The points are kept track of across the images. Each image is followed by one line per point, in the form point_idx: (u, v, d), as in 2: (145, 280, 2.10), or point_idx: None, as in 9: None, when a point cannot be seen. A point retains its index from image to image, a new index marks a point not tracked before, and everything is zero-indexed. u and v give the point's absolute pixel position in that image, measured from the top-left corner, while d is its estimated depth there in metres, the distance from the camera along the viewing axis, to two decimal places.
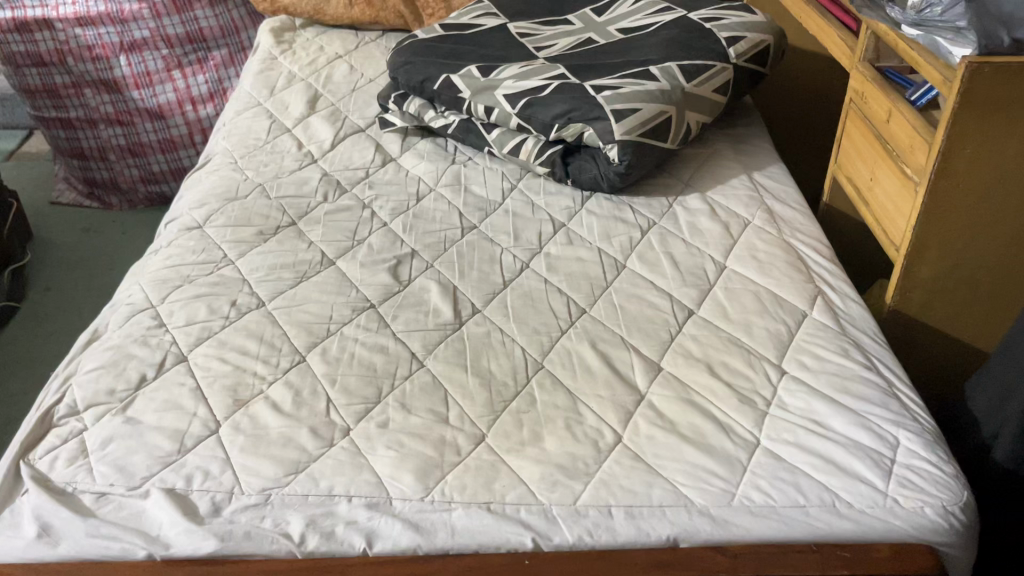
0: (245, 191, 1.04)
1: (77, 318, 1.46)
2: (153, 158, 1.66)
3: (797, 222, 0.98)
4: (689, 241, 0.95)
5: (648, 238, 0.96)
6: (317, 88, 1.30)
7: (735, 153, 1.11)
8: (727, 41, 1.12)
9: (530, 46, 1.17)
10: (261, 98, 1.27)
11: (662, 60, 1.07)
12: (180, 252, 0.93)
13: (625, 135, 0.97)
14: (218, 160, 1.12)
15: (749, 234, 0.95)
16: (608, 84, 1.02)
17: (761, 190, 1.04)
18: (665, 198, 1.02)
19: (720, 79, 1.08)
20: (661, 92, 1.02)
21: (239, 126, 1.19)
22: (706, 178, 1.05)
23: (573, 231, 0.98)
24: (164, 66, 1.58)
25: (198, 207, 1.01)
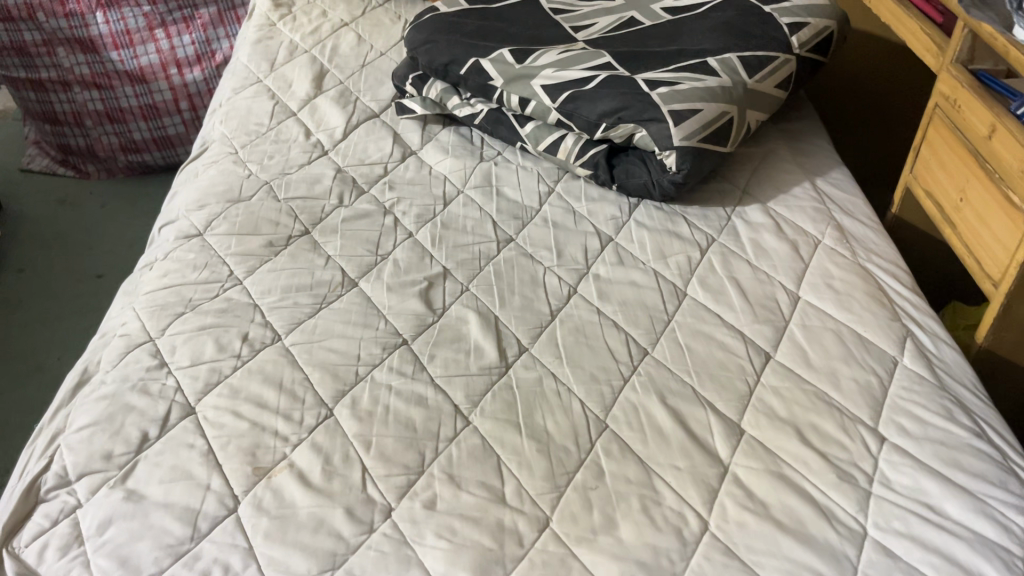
0: (250, 191, 0.92)
1: (54, 305, 1.33)
2: (134, 125, 1.51)
3: (872, 241, 0.88)
4: (755, 263, 0.85)
5: (708, 259, 0.85)
6: (323, 62, 1.17)
7: (794, 154, 1.00)
8: (789, 28, 1.00)
9: (567, 25, 1.05)
10: (261, 73, 1.13)
11: (721, 50, 0.95)
12: (179, 269, 0.82)
13: (684, 140, 0.86)
14: (217, 149, 1.00)
15: (821, 257, 0.85)
16: (662, 78, 0.91)
17: (827, 202, 0.93)
18: (721, 207, 0.92)
19: (783, 72, 0.97)
20: (722, 90, 0.90)
21: (238, 108, 1.06)
22: (765, 185, 0.95)
23: (622, 248, 0.87)
24: (146, 24, 1.44)
25: (197, 209, 0.90)
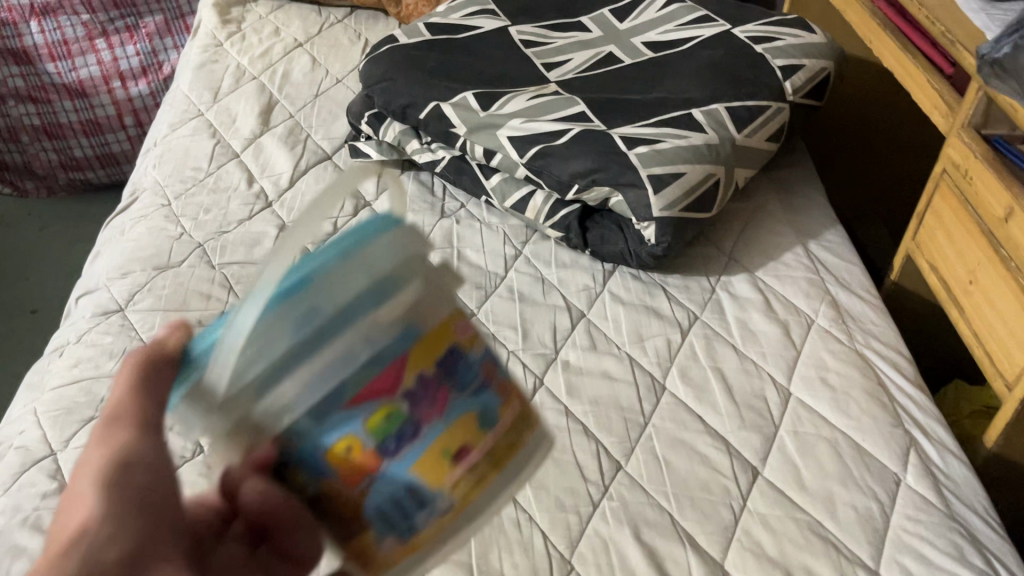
0: (180, 255, 0.82)
1: None
2: (74, 142, 1.40)
3: (870, 320, 0.80)
4: (742, 350, 0.76)
5: (690, 344, 0.77)
6: (273, 92, 1.06)
7: (785, 210, 0.91)
8: (782, 71, 0.90)
9: (539, 62, 0.95)
10: (202, 104, 1.03)
11: (708, 100, 0.85)
12: (93, 357, 0.72)
13: (665, 210, 0.77)
14: (147, 199, 0.90)
15: (815, 343, 0.77)
16: (642, 134, 0.81)
17: (821, 270, 0.85)
18: (705, 277, 0.83)
19: (776, 124, 0.87)
20: (708, 149, 0.81)
21: (173, 148, 0.96)
22: (754, 249, 0.86)
23: (595, 326, 0.78)
24: (85, 34, 1.33)
25: (119, 278, 0.80)
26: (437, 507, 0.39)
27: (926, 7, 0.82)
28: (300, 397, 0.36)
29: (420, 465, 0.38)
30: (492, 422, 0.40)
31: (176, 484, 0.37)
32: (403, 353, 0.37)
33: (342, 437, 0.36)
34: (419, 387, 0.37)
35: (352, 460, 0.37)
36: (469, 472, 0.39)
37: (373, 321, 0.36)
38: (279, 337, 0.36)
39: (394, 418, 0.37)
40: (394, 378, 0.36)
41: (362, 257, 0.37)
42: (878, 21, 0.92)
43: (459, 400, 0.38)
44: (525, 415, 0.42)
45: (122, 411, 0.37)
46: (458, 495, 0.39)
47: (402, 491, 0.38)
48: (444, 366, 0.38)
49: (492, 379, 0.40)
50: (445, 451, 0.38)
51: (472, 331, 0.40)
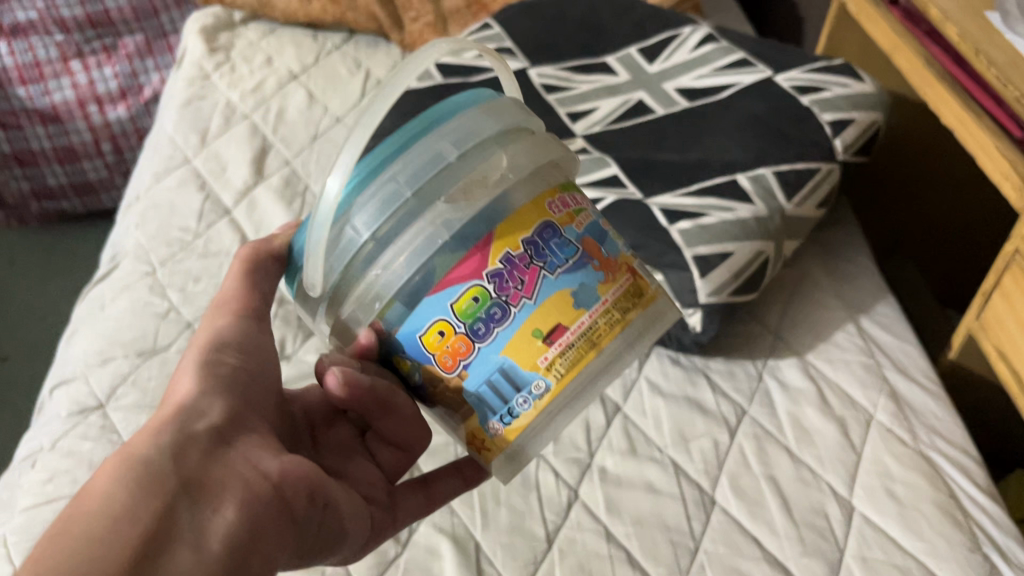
0: (167, 337, 0.74)
1: None
2: (47, 169, 1.31)
3: (933, 414, 0.72)
4: (797, 453, 0.69)
5: (740, 445, 0.69)
6: (266, 134, 0.97)
7: (832, 278, 0.84)
8: (832, 126, 0.82)
9: (561, 111, 0.87)
10: (189, 149, 0.94)
11: (753, 163, 0.77)
12: (70, 469, 0.64)
13: (712, 296, 0.70)
14: (129, 266, 0.81)
15: (877, 445, 0.69)
16: (684, 205, 0.73)
17: (876, 352, 0.77)
18: (750, 361, 0.76)
19: (825, 187, 0.80)
20: (757, 223, 0.73)
21: (158, 204, 0.87)
22: (801, 327, 0.79)
23: (633, 423, 0.71)
24: (58, 55, 1.23)
25: (100, 365, 0.71)
26: (536, 386, 0.46)
27: (998, 67, 0.74)
28: (399, 273, 0.47)
29: (511, 347, 0.45)
30: (591, 301, 0.47)
31: (272, 368, 0.52)
32: (486, 236, 0.45)
33: (437, 320, 0.45)
34: (506, 270, 0.45)
35: (448, 345, 0.46)
36: (563, 354, 0.46)
37: (446, 205, 0.47)
38: (371, 210, 0.48)
39: (481, 300, 0.45)
40: (479, 264, 0.45)
41: (449, 155, 0.48)
42: (933, 72, 0.83)
43: (552, 280, 0.46)
44: (635, 292, 0.49)
45: (240, 300, 0.53)
46: (553, 375, 0.46)
47: (499, 372, 0.46)
48: (536, 248, 0.46)
49: (596, 258, 0.48)
50: (538, 331, 0.45)
51: (577, 205, 0.49)
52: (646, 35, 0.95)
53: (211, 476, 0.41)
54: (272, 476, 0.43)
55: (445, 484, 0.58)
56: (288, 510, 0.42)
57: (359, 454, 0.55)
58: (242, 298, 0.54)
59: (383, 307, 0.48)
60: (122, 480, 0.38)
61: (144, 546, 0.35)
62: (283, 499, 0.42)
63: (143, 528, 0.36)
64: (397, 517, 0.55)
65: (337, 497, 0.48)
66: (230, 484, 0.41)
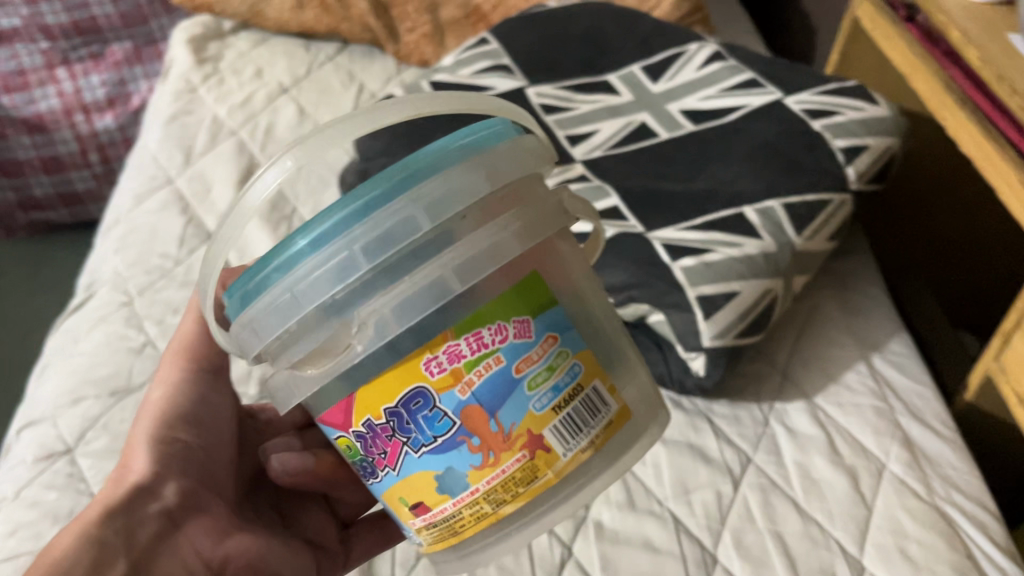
0: (142, 374, 0.70)
1: None
2: (34, 180, 1.27)
3: (950, 464, 0.68)
4: (805, 507, 0.65)
5: (744, 498, 0.65)
6: (253, 151, 0.93)
7: (844, 313, 0.80)
8: (845, 153, 0.78)
9: (560, 135, 0.83)
10: (173, 169, 0.90)
11: (760, 195, 0.73)
12: (34, 522, 0.60)
13: (716, 339, 0.66)
14: (106, 295, 0.78)
15: (890, 499, 0.65)
16: (687, 240, 0.70)
17: (889, 395, 0.73)
18: (756, 405, 0.72)
19: (837, 220, 0.75)
20: (765, 259, 0.69)
21: (139, 228, 0.84)
22: (811, 366, 0.75)
23: (631, 473, 0.67)
24: (44, 63, 1.20)
25: (71, 406, 0.68)
26: (414, 537, 0.47)
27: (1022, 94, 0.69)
28: (319, 374, 0.42)
29: (388, 496, 0.45)
30: (460, 488, 0.43)
31: (224, 426, 0.57)
32: (350, 396, 0.41)
33: (334, 442, 0.45)
34: (369, 434, 0.42)
35: (351, 464, 0.46)
36: (430, 525, 0.45)
37: (384, 318, 0.40)
38: (299, 299, 0.39)
39: (354, 450, 0.44)
40: (345, 420, 0.42)
41: (364, 263, 0.39)
42: (955, 96, 0.79)
43: (416, 457, 0.42)
44: (548, 463, 0.44)
45: (194, 349, 0.58)
46: (424, 537, 0.46)
47: (387, 506, 0.46)
48: (398, 422, 0.41)
49: (479, 434, 0.41)
50: (403, 499, 0.44)
51: (488, 347, 0.40)
52: (650, 52, 0.91)
53: (151, 550, 0.47)
54: (213, 564, 0.48)
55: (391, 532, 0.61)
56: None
57: (314, 504, 0.61)
58: (198, 344, 0.58)
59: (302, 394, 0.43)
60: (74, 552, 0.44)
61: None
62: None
63: None
64: (347, 565, 0.59)
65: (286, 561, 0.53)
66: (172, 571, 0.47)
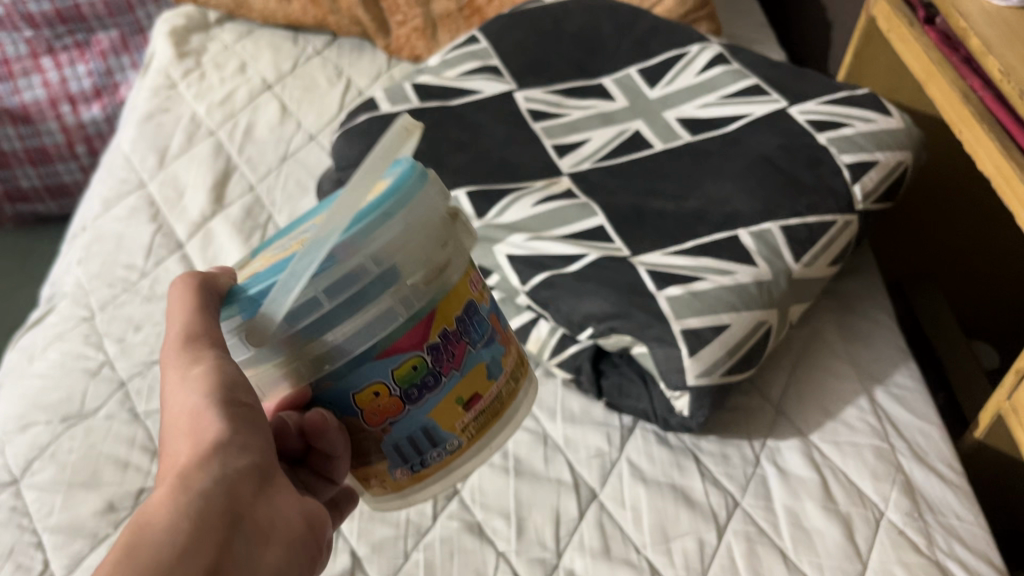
0: (96, 399, 0.67)
1: None
2: (19, 171, 1.25)
3: (953, 513, 0.64)
4: (793, 558, 0.60)
5: (728, 547, 0.61)
6: (231, 153, 0.89)
7: (845, 341, 0.75)
8: (851, 169, 0.72)
9: (547, 142, 0.78)
10: (146, 172, 0.87)
11: (756, 217, 0.68)
12: None
13: (702, 377, 0.61)
14: (66, 309, 0.74)
15: (885, 551, 0.61)
16: (676, 266, 0.65)
17: (890, 433, 0.68)
18: (747, 442, 0.67)
19: (841, 242, 0.70)
20: (759, 288, 0.64)
21: (105, 237, 0.80)
22: (807, 400, 0.70)
23: (609, 515, 0.63)
24: (28, 51, 1.18)
25: (19, 431, 0.65)
26: (448, 446, 0.42)
27: None
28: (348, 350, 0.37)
29: (437, 412, 0.40)
30: (500, 372, 0.43)
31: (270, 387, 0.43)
32: (432, 310, 0.38)
33: (373, 382, 0.39)
34: (443, 343, 0.39)
35: (379, 405, 0.39)
36: (476, 419, 0.42)
37: (402, 293, 0.37)
38: (312, 300, 0.36)
39: (419, 369, 0.39)
40: (422, 335, 0.38)
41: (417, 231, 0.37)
42: (972, 111, 0.73)
43: (475, 353, 0.41)
44: (520, 363, 0.45)
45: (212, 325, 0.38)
46: (465, 436, 0.42)
47: (420, 432, 0.41)
48: (465, 324, 0.40)
49: (499, 330, 0.43)
50: (460, 398, 0.41)
51: (483, 279, 0.43)
52: (649, 54, 0.86)
53: (270, 458, 0.35)
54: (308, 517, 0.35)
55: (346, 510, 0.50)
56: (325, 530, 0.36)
57: (297, 489, 0.45)
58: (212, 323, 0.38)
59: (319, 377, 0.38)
60: (200, 477, 0.32)
61: (224, 556, 0.30)
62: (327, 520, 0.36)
63: None
64: None
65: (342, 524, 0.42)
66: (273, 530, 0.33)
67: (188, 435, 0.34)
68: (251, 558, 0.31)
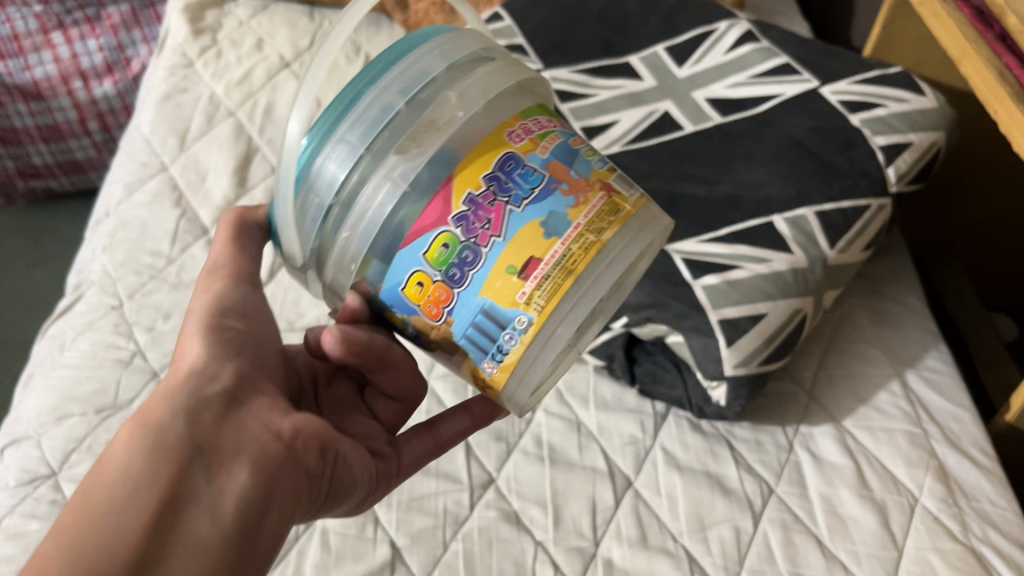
0: (129, 390, 0.67)
1: None
2: (32, 147, 1.25)
3: (987, 499, 0.64)
4: (829, 546, 0.61)
5: (764, 535, 0.61)
6: (251, 134, 0.88)
7: (875, 326, 0.75)
8: (885, 151, 0.71)
9: (575, 125, 0.77)
10: (166, 155, 0.86)
11: (792, 202, 0.67)
12: (13, 557, 0.57)
13: (739, 367, 0.61)
14: (94, 298, 0.74)
15: (921, 538, 0.61)
16: (712, 254, 0.64)
17: (923, 418, 0.68)
18: (779, 429, 0.68)
19: (875, 227, 0.69)
20: (795, 276, 0.64)
21: (130, 223, 0.79)
22: (839, 386, 0.70)
23: (645, 503, 0.63)
24: (38, 27, 1.15)
25: (55, 424, 0.64)
26: (519, 325, 0.38)
27: None
28: (365, 232, 0.41)
29: (490, 287, 0.38)
30: (565, 226, 0.38)
31: (272, 328, 0.48)
32: (446, 176, 0.38)
33: (414, 272, 0.39)
34: (471, 210, 0.38)
35: (429, 294, 0.39)
36: (542, 287, 0.37)
37: (402, 154, 0.40)
38: (347, 145, 0.40)
39: (453, 246, 0.38)
40: (442, 207, 0.38)
41: (398, 104, 0.40)
42: (1007, 90, 0.72)
43: (520, 213, 0.38)
44: (616, 209, 0.39)
45: (229, 265, 0.48)
46: (534, 310, 0.37)
47: (480, 315, 0.38)
48: (498, 181, 0.38)
49: (565, 180, 0.39)
50: (512, 267, 0.37)
51: (543, 128, 0.41)
52: (676, 31, 0.84)
53: (243, 387, 0.42)
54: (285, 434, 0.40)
55: (453, 420, 0.54)
56: (296, 460, 0.40)
57: (356, 411, 0.52)
58: (227, 265, 0.48)
59: (360, 266, 0.42)
60: (158, 414, 0.38)
61: (162, 508, 0.33)
62: (294, 454, 0.40)
63: (158, 500, 0.34)
64: (404, 468, 0.51)
65: (348, 449, 0.45)
66: (244, 447, 0.38)
67: (173, 372, 0.42)
68: (219, 472, 0.37)
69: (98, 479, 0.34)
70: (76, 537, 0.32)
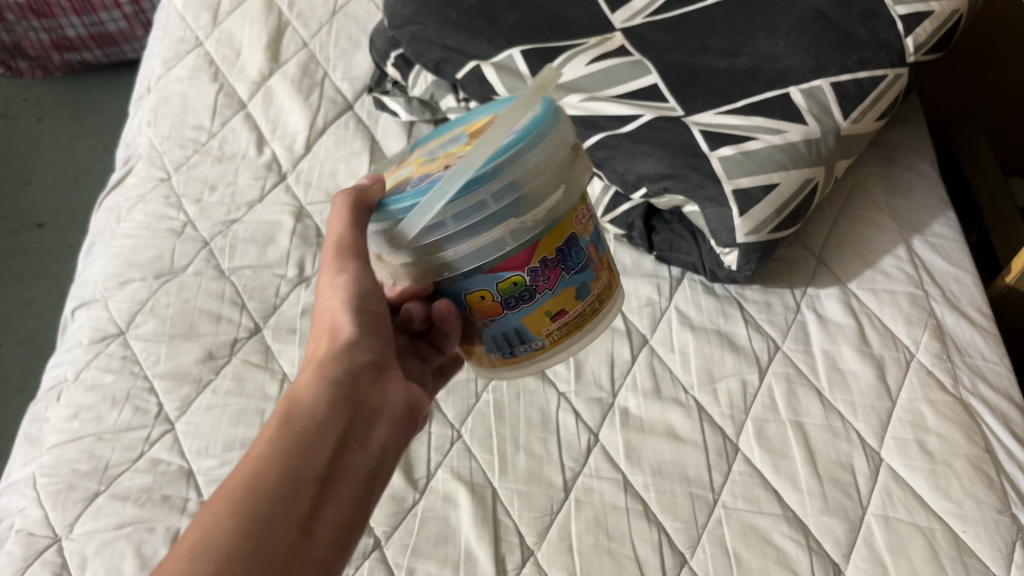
0: (184, 257, 0.72)
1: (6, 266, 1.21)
2: (64, 20, 1.28)
3: (980, 355, 0.69)
4: (828, 398, 0.66)
5: (769, 387, 0.67)
6: (282, 8, 0.89)
7: (884, 193, 0.78)
8: (905, 20, 0.70)
9: None
10: (201, 31, 0.88)
11: (809, 73, 0.68)
12: (94, 405, 0.64)
13: (750, 235, 0.66)
14: (144, 171, 0.79)
15: (913, 391, 0.66)
16: (728, 126, 0.67)
17: (925, 281, 0.72)
18: (789, 291, 0.72)
19: (889, 96, 0.71)
20: (807, 146, 0.66)
21: (170, 98, 0.83)
22: (848, 250, 0.74)
23: (660, 358, 0.69)
24: None
25: (118, 288, 0.70)
26: (534, 345, 0.48)
27: None
28: (465, 263, 0.43)
29: (527, 318, 0.46)
30: (588, 292, 0.47)
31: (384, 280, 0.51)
32: (545, 235, 0.43)
33: (478, 289, 0.45)
34: (543, 268, 0.44)
35: (484, 305, 0.46)
36: (562, 327, 0.47)
37: (525, 219, 0.42)
38: (489, 201, 0.41)
39: (518, 286, 0.44)
40: (523, 259, 0.43)
41: (527, 164, 0.41)
42: None
43: (568, 277, 0.45)
44: (609, 286, 0.50)
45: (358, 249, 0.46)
46: (546, 339, 0.48)
47: (512, 330, 0.47)
48: (565, 254, 0.45)
49: (595, 259, 0.47)
50: (547, 311, 0.46)
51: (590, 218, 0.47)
52: None
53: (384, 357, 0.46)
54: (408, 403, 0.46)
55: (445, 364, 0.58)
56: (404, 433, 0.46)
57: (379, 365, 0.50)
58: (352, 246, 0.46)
59: (451, 279, 0.44)
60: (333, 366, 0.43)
61: (331, 464, 0.39)
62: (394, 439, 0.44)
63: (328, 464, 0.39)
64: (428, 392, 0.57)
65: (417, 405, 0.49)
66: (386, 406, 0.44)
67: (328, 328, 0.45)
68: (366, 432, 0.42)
69: (285, 419, 0.40)
70: (280, 452, 0.38)
